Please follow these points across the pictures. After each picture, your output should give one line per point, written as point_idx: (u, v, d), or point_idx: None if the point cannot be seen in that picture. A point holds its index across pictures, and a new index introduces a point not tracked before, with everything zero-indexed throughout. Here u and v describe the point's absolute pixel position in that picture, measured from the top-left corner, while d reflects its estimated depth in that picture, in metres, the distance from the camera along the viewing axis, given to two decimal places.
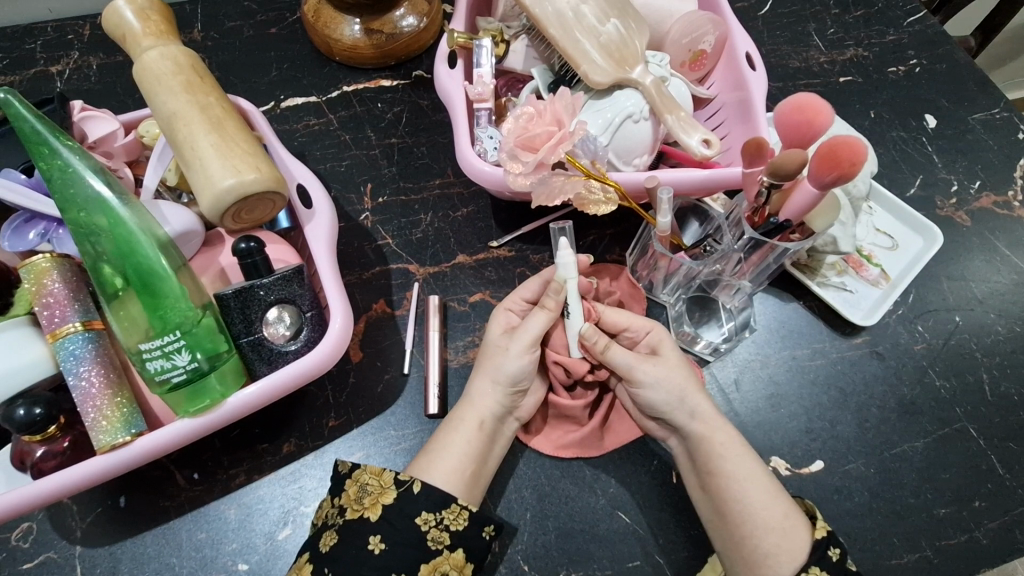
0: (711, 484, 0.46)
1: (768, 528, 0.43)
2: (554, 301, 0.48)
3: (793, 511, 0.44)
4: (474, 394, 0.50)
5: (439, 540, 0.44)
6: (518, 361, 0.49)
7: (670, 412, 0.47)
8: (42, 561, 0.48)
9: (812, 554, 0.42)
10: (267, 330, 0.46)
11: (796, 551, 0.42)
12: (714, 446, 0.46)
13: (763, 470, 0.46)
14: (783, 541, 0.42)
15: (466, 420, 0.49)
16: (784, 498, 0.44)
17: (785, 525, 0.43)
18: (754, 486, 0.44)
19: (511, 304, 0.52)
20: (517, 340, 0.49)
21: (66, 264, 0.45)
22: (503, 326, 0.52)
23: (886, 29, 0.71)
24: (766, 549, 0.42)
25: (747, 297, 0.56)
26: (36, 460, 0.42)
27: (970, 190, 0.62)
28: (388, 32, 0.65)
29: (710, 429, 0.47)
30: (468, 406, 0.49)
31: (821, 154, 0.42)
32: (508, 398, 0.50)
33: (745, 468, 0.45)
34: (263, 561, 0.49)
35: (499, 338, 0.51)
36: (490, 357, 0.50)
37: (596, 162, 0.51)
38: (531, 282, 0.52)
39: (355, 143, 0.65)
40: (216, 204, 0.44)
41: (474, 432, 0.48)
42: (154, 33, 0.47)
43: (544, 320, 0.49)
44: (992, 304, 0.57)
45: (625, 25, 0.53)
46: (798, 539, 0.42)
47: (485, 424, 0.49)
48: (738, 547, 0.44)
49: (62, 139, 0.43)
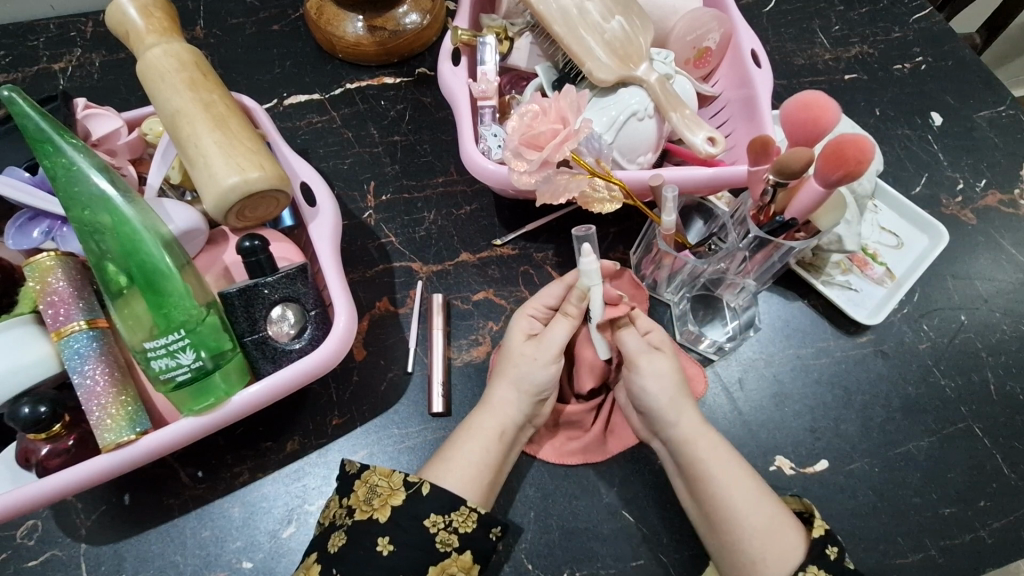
0: (697, 491, 0.46)
1: (755, 533, 0.43)
2: (575, 307, 0.49)
3: (782, 513, 0.44)
4: (497, 401, 0.49)
5: (447, 542, 0.44)
6: (546, 370, 0.49)
7: (663, 412, 0.47)
8: (47, 559, 0.48)
9: (807, 556, 0.42)
10: (270, 329, 0.46)
11: (787, 554, 0.42)
12: (698, 453, 0.46)
13: (747, 473, 0.46)
14: (770, 544, 0.42)
15: (486, 428, 0.48)
16: (769, 500, 0.44)
17: (774, 528, 0.43)
18: (739, 491, 0.44)
19: (532, 311, 0.52)
20: (543, 350, 0.50)
21: (71, 262, 0.45)
22: (525, 333, 0.51)
23: (891, 26, 0.71)
24: (753, 553, 0.42)
25: (752, 295, 0.56)
26: (40, 458, 0.42)
27: (976, 188, 0.62)
28: (391, 29, 0.65)
29: (695, 435, 0.47)
30: (488, 412, 0.49)
31: (828, 152, 0.42)
32: (531, 407, 0.50)
33: (730, 474, 0.45)
34: (267, 559, 0.49)
35: (522, 345, 0.51)
36: (512, 363, 0.50)
37: (600, 161, 0.51)
38: (553, 287, 0.51)
39: (358, 140, 0.65)
40: (220, 202, 0.44)
41: (489, 439, 0.48)
42: (158, 30, 0.47)
43: (567, 326, 0.50)
44: (998, 303, 0.57)
45: (630, 22, 0.53)
46: (790, 541, 0.43)
47: (506, 433, 0.49)
48: (727, 553, 0.44)
49: (66, 138, 0.43)
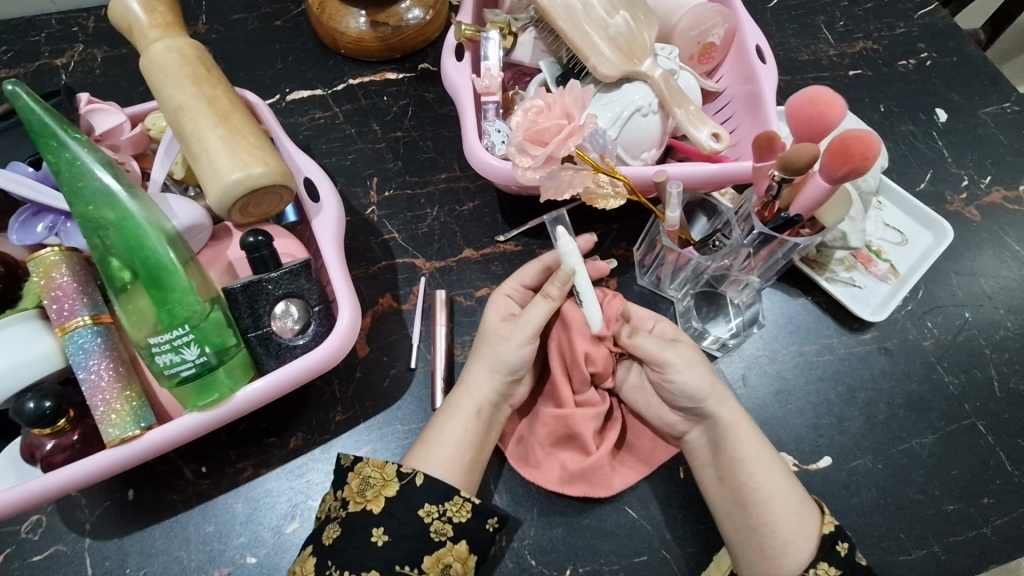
0: (730, 473, 0.46)
1: (786, 517, 0.43)
2: (557, 289, 0.48)
3: (808, 500, 0.45)
4: (471, 381, 0.49)
5: (441, 531, 0.44)
6: (518, 352, 0.49)
7: (705, 402, 0.47)
8: (51, 553, 0.48)
9: (821, 545, 0.42)
10: (274, 325, 0.46)
11: (812, 537, 0.43)
12: (738, 435, 0.46)
13: (778, 461, 0.46)
14: (799, 526, 0.43)
15: (465, 407, 0.49)
16: (797, 486, 0.45)
17: (801, 511, 0.44)
18: (772, 474, 0.45)
19: (509, 290, 0.52)
20: (518, 331, 0.49)
21: (75, 257, 0.45)
22: (502, 313, 0.51)
23: (897, 21, 0.71)
24: (784, 536, 0.43)
25: (756, 292, 0.56)
26: (45, 454, 0.43)
27: (980, 185, 0.62)
28: (393, 24, 0.64)
29: (736, 419, 0.47)
30: (463, 391, 0.49)
31: (834, 147, 0.42)
32: (505, 386, 0.50)
33: (765, 459, 0.46)
34: (271, 554, 0.49)
35: (498, 326, 0.50)
36: (487, 344, 0.50)
37: (605, 157, 0.51)
38: (530, 267, 0.53)
39: (361, 137, 0.64)
40: (223, 197, 0.44)
41: (467, 418, 0.48)
42: (161, 25, 0.47)
43: (545, 308, 0.49)
44: (1002, 300, 0.57)
45: (634, 17, 0.53)
46: (812, 524, 0.43)
47: (482, 412, 0.49)
48: (753, 537, 0.44)
49: (70, 134, 0.43)
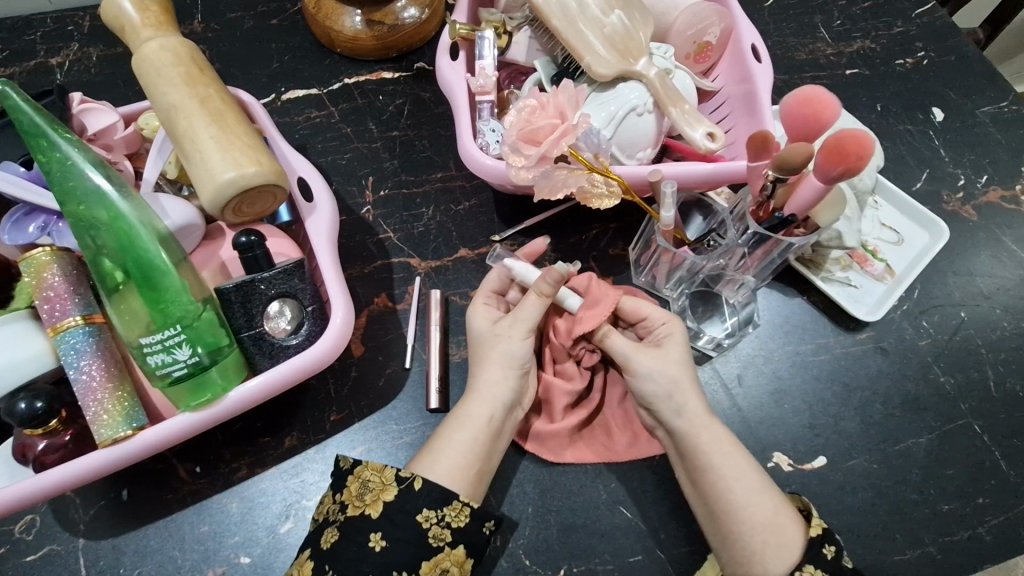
0: (699, 482, 0.45)
1: (757, 525, 0.42)
2: (550, 288, 0.48)
3: (784, 509, 0.44)
4: (486, 388, 0.48)
5: (439, 537, 0.43)
6: (523, 345, 0.49)
7: (655, 404, 0.47)
8: (46, 553, 0.48)
9: (803, 554, 0.42)
10: (268, 325, 0.46)
11: (787, 549, 0.42)
12: (702, 444, 0.46)
13: (752, 466, 0.45)
14: (773, 538, 0.42)
15: (467, 414, 0.48)
16: (772, 494, 0.44)
17: (773, 522, 0.43)
18: (741, 484, 0.44)
19: (485, 298, 0.52)
20: (516, 327, 0.49)
21: (67, 258, 0.44)
22: (488, 318, 0.51)
23: (895, 20, 0.70)
24: (753, 546, 0.42)
25: (751, 292, 0.55)
26: (37, 454, 0.43)
27: (977, 184, 0.62)
28: (389, 23, 0.64)
29: (699, 426, 0.46)
30: (475, 399, 0.48)
31: (828, 147, 0.41)
32: (518, 383, 0.49)
33: (736, 466, 0.45)
34: (265, 554, 0.49)
35: (492, 327, 0.50)
36: (489, 346, 0.50)
37: (599, 156, 0.51)
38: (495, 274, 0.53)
39: (357, 136, 0.64)
40: (216, 197, 0.44)
41: (478, 426, 0.47)
42: (154, 24, 0.46)
43: (539, 304, 0.49)
44: (998, 299, 0.57)
45: (629, 17, 0.52)
46: (787, 536, 0.42)
47: (494, 419, 0.48)
48: (728, 545, 0.43)
49: (61, 133, 0.42)
